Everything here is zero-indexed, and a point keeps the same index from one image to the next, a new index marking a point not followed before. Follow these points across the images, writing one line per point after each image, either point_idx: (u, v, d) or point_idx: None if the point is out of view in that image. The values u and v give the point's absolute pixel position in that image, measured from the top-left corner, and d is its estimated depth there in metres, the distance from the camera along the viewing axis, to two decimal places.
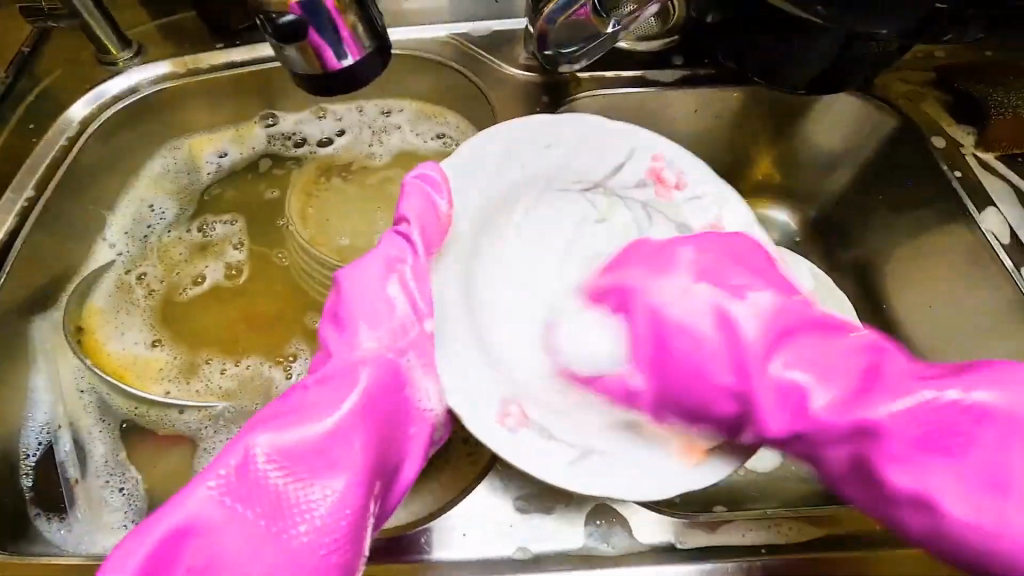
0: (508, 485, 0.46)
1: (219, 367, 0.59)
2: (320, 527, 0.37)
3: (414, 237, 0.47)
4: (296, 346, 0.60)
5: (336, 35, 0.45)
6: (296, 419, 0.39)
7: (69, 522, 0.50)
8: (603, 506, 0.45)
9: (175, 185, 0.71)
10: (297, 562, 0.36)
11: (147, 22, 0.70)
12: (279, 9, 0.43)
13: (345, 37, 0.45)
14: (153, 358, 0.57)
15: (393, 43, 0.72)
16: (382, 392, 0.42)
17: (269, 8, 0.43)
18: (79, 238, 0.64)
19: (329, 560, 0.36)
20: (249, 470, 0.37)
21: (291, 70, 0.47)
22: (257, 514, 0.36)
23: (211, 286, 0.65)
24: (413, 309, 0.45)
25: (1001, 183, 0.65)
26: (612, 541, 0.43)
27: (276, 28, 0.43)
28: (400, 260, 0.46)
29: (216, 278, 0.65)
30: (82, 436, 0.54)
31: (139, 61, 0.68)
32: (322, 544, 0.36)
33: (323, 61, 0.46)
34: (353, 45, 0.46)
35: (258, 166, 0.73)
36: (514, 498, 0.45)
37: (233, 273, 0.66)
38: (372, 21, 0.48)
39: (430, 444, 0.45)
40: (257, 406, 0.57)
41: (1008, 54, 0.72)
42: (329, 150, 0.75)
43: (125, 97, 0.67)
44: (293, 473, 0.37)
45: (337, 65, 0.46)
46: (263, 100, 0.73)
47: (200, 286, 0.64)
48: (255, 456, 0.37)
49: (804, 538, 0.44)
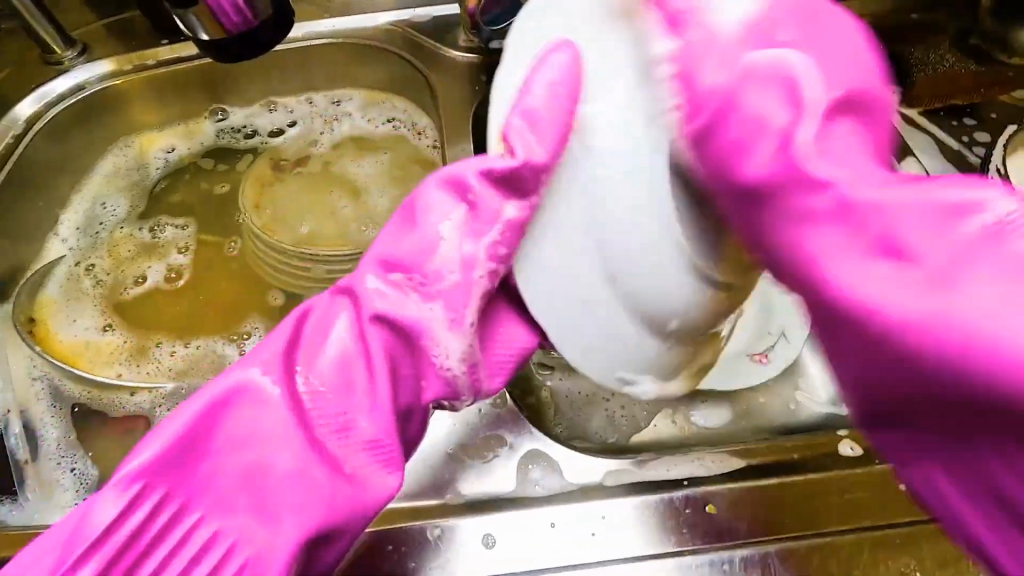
0: (440, 436, 0.47)
1: (168, 348, 0.61)
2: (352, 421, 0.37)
3: (477, 186, 0.39)
4: (251, 324, 0.63)
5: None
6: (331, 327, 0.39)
7: (21, 503, 0.51)
8: (534, 451, 0.46)
9: (127, 180, 0.72)
10: (288, 478, 0.36)
11: (92, 22, 0.72)
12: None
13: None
14: (105, 342, 0.60)
15: (337, 32, 0.73)
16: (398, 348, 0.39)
17: None
18: (30, 234, 0.66)
19: (311, 480, 0.36)
20: (312, 373, 0.37)
21: (191, 37, 0.49)
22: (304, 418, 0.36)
23: (153, 287, 0.65)
24: (464, 259, 0.39)
25: (927, 138, 0.67)
26: (543, 483, 0.45)
27: None
28: (468, 211, 0.39)
29: (157, 280, 0.66)
30: (34, 421, 0.55)
31: (84, 60, 0.69)
32: (308, 461, 0.36)
33: (207, 29, 0.48)
34: (235, 19, 0.48)
35: (209, 159, 0.75)
36: (447, 446, 0.47)
37: (173, 275, 0.66)
38: None
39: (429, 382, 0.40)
40: (207, 378, 0.60)
41: (932, 16, 0.74)
42: (280, 141, 0.76)
43: (72, 95, 0.68)
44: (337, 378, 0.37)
45: (230, 27, 0.48)
46: (211, 94, 0.74)
47: (142, 286, 0.65)
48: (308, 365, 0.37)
49: (727, 469, 0.45)
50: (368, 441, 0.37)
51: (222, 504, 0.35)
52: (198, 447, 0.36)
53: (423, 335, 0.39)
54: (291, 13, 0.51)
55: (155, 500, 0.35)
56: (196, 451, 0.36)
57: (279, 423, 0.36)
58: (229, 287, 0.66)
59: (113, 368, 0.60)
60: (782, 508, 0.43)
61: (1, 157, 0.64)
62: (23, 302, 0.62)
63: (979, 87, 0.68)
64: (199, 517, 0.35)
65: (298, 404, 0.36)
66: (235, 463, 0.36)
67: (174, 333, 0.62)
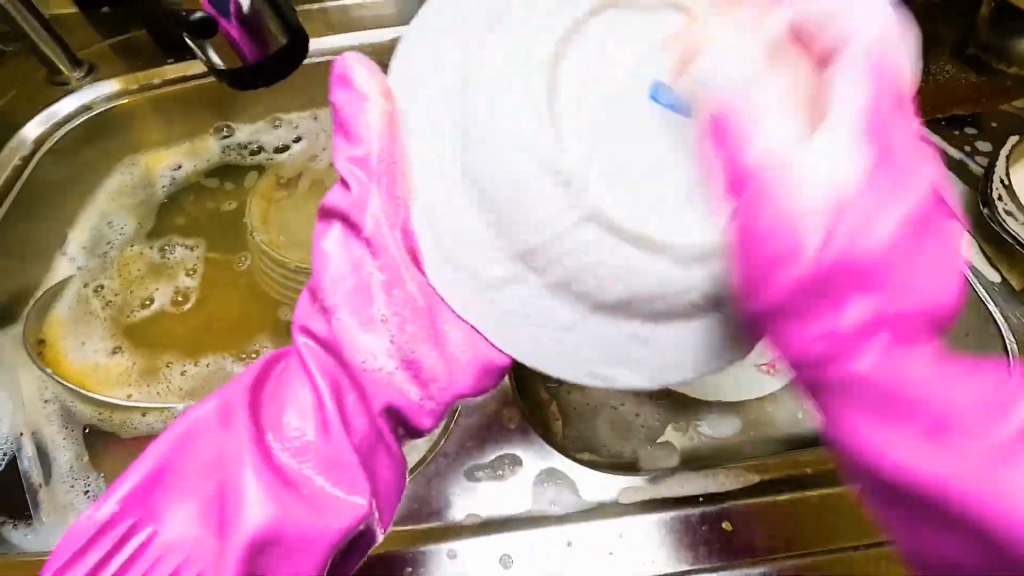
0: (457, 458, 0.47)
1: (180, 369, 0.61)
2: (297, 450, 0.39)
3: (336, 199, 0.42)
4: (259, 343, 0.63)
5: (245, 29, 0.47)
6: (284, 377, 0.42)
7: (35, 526, 0.51)
8: (553, 470, 0.46)
9: (135, 198, 0.73)
10: (236, 506, 0.38)
11: (99, 41, 0.72)
12: (192, 8, 0.47)
13: (254, 30, 0.48)
14: (114, 364, 0.60)
15: (342, 48, 0.74)
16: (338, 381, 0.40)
17: (183, 11, 0.48)
18: (38, 254, 0.66)
19: (268, 502, 0.37)
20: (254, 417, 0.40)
21: (210, 66, 0.50)
22: (257, 456, 0.39)
23: (158, 310, 0.65)
24: (353, 262, 0.41)
25: (928, 146, 0.67)
26: (561, 502, 0.45)
27: (189, 27, 0.48)
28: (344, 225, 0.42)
29: (163, 303, 0.66)
30: (45, 443, 0.55)
31: (91, 80, 0.70)
32: (259, 487, 0.38)
33: (222, 56, 0.49)
34: (248, 46, 0.48)
35: (213, 176, 0.75)
36: (467, 466, 0.47)
37: (179, 298, 0.66)
38: (286, 18, 0.49)
39: (377, 399, 0.41)
40: None
41: (931, 25, 0.75)
42: (285, 157, 0.76)
43: (79, 115, 0.68)
44: (277, 425, 0.40)
45: (250, 58, 0.48)
46: (217, 112, 0.75)
47: (148, 309, 0.65)
48: (250, 413, 0.40)
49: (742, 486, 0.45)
50: (327, 462, 0.39)
51: (178, 527, 0.38)
52: (163, 481, 0.39)
53: (340, 348, 0.40)
54: (304, 40, 0.51)
55: (127, 523, 0.39)
56: (167, 483, 0.39)
57: (232, 458, 0.39)
58: (239, 305, 0.66)
59: (124, 390, 0.60)
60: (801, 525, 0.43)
61: (8, 180, 0.65)
62: (32, 323, 0.62)
63: (980, 95, 0.69)
64: (153, 531, 0.39)
65: (255, 441, 0.39)
66: (201, 491, 0.39)
67: (184, 353, 0.63)
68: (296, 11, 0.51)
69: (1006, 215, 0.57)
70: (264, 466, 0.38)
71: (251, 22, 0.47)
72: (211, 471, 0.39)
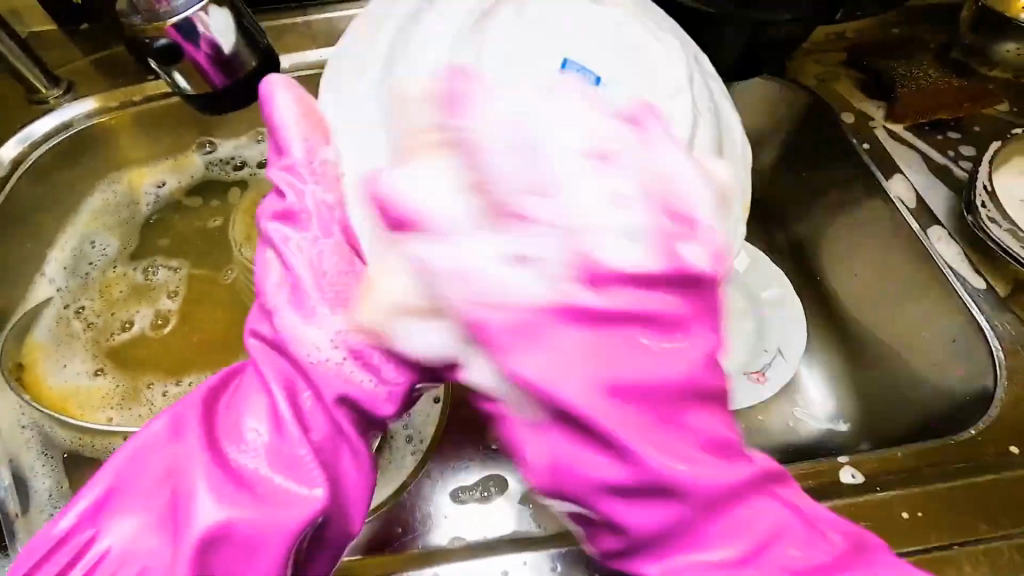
0: (439, 481, 0.49)
1: (160, 391, 0.61)
2: (256, 451, 0.37)
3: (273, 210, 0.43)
4: (241, 364, 0.62)
5: (212, 52, 0.47)
6: (237, 387, 0.40)
7: (10, 556, 0.49)
8: (535, 488, 0.47)
9: (117, 217, 0.72)
10: (189, 513, 0.36)
11: (78, 58, 0.71)
12: (155, 34, 0.46)
13: (222, 52, 0.47)
14: (95, 387, 0.60)
15: (325, 62, 0.73)
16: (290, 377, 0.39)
17: (145, 36, 0.47)
18: (17, 275, 0.65)
19: (225, 504, 0.36)
20: (209, 423, 0.39)
21: (177, 89, 0.49)
22: (211, 460, 0.37)
23: (139, 333, 0.64)
24: (286, 269, 0.40)
25: (912, 153, 0.67)
26: (542, 521, 0.45)
27: (154, 51, 0.47)
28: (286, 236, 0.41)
29: (143, 327, 0.65)
30: (23, 469, 0.53)
31: (70, 98, 0.69)
32: (217, 490, 0.36)
33: (189, 83, 0.48)
34: (215, 75, 0.48)
35: (196, 193, 0.74)
36: (451, 489, 0.48)
37: (160, 322, 0.65)
38: (254, 41, 0.49)
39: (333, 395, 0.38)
40: None
41: (912, 31, 0.76)
42: (268, 172, 0.75)
43: (58, 134, 0.67)
44: (233, 431, 0.38)
45: (218, 81, 0.48)
46: (200, 127, 0.74)
47: (128, 332, 0.64)
48: (200, 423, 0.38)
49: None
50: (287, 461, 0.37)
51: (132, 542, 0.37)
52: (115, 497, 0.38)
53: (287, 348, 0.38)
54: (274, 66, 0.51)
55: (85, 536, 0.38)
56: (124, 493, 0.38)
57: (183, 464, 0.37)
58: (222, 323, 0.65)
59: (105, 413, 0.59)
60: None
61: None
62: (10, 345, 0.61)
63: (962, 100, 0.69)
64: (108, 546, 0.37)
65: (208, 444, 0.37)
66: (156, 504, 0.37)
67: (166, 373, 0.62)
68: (264, 33, 0.51)
69: (989, 222, 0.57)
70: (219, 464, 0.37)
71: (219, 49, 0.47)
72: (167, 480, 0.37)
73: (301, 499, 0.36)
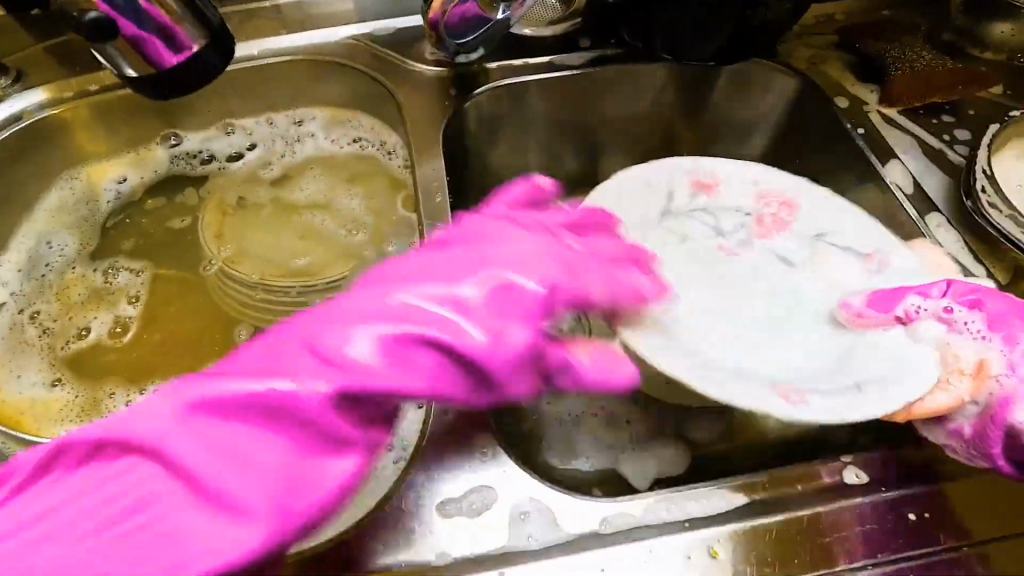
0: (416, 495, 0.41)
1: (123, 399, 0.57)
2: (229, 469, 0.32)
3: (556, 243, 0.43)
4: (209, 370, 0.59)
5: (157, 27, 0.43)
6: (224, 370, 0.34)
7: None
8: (525, 497, 0.41)
9: (75, 215, 0.67)
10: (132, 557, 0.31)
11: (28, 46, 0.67)
12: (83, 6, 0.41)
13: (168, 28, 0.44)
14: (51, 398, 0.56)
15: (297, 48, 0.69)
16: (291, 356, 0.34)
17: (71, 8, 0.41)
18: None
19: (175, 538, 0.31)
20: (175, 421, 0.32)
21: (120, 74, 0.45)
22: (175, 472, 0.32)
23: (94, 343, 0.60)
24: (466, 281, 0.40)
25: (907, 137, 0.65)
26: (534, 535, 0.39)
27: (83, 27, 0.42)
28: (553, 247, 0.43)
29: (101, 334, 0.61)
30: None
31: (20, 88, 0.64)
32: (170, 524, 0.31)
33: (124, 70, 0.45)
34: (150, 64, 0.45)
35: (162, 189, 0.70)
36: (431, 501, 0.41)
37: (119, 329, 0.61)
38: (204, 16, 0.46)
39: (355, 399, 0.34)
40: None
41: (903, 12, 0.74)
42: (239, 165, 0.72)
43: (9, 126, 0.63)
44: (220, 428, 0.32)
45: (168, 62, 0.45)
46: (160, 119, 0.70)
47: (83, 341, 0.60)
48: (162, 417, 0.32)
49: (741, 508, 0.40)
50: (251, 497, 0.31)
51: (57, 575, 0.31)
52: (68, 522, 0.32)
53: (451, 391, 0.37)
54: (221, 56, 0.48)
55: None
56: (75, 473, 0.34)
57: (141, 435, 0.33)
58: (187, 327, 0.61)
59: (61, 426, 0.55)
60: (796, 551, 0.39)
61: None
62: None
63: (957, 83, 0.67)
64: None
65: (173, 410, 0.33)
66: (86, 537, 0.32)
67: (129, 382, 0.58)
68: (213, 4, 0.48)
69: (989, 206, 0.56)
70: (188, 448, 0.32)
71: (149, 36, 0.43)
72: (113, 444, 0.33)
73: (239, 538, 0.31)
